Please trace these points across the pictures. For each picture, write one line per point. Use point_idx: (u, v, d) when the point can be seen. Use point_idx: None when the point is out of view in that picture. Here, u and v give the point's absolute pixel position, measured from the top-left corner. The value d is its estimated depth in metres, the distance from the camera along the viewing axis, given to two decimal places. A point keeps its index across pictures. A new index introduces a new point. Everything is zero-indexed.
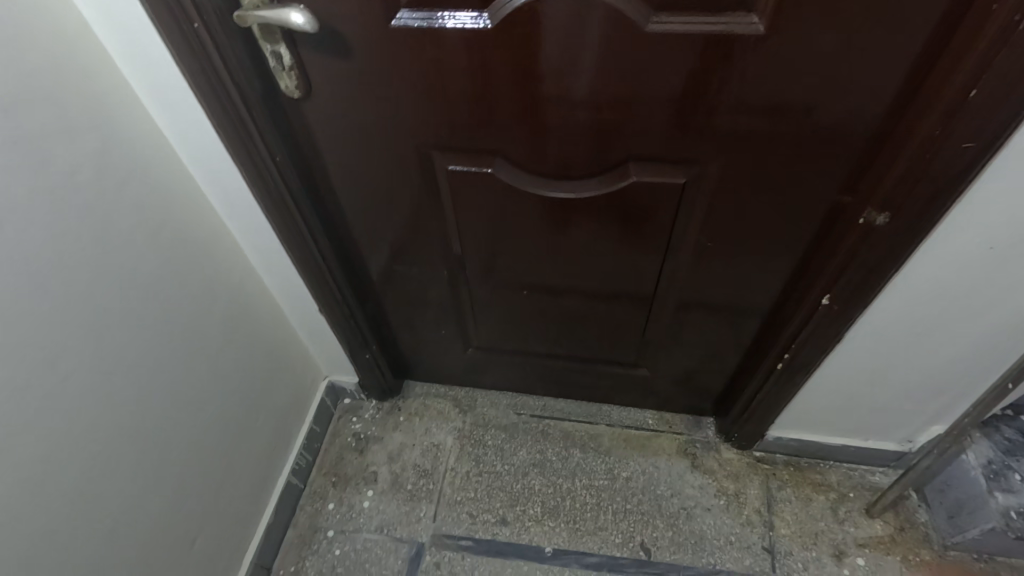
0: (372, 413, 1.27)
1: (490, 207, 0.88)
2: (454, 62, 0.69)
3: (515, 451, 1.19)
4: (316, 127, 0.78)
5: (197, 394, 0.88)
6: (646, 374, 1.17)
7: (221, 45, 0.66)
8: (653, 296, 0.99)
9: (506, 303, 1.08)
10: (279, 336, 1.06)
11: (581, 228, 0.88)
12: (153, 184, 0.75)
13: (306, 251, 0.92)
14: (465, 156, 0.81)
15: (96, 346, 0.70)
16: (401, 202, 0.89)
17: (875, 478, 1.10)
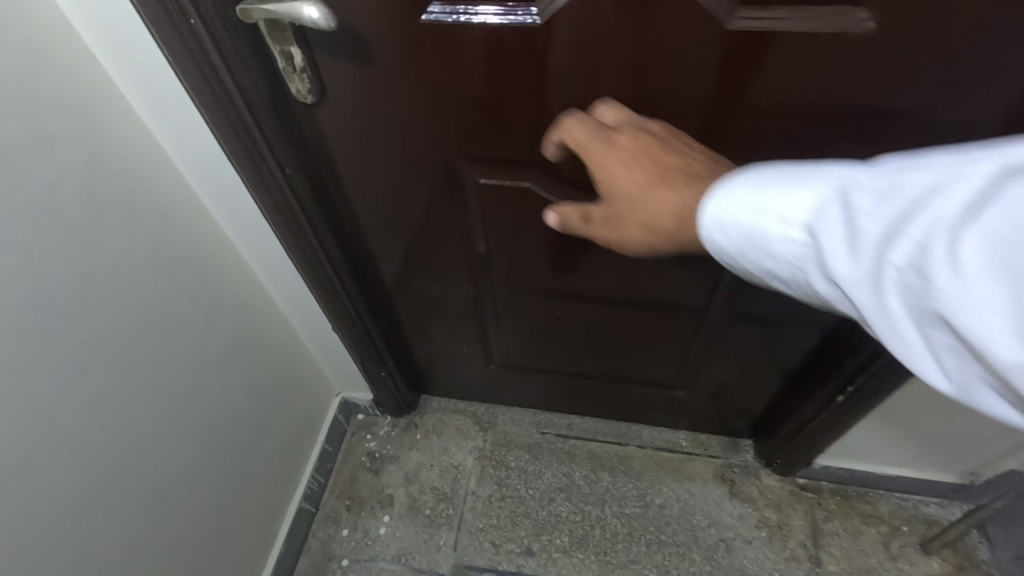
0: (387, 430, 1.20)
1: (523, 220, 0.80)
2: (492, 64, 0.60)
3: (540, 474, 1.12)
4: (331, 136, 0.70)
5: (201, 425, 0.81)
6: (682, 394, 1.09)
7: (223, 45, 0.57)
8: (699, 316, 0.91)
9: (534, 319, 1.00)
10: (289, 355, 0.98)
11: (624, 244, 0.80)
12: (148, 200, 0.67)
13: (319, 268, 0.84)
14: (498, 168, 0.72)
15: (88, 386, 0.63)
16: (425, 213, 0.80)
17: (930, 510, 1.02)
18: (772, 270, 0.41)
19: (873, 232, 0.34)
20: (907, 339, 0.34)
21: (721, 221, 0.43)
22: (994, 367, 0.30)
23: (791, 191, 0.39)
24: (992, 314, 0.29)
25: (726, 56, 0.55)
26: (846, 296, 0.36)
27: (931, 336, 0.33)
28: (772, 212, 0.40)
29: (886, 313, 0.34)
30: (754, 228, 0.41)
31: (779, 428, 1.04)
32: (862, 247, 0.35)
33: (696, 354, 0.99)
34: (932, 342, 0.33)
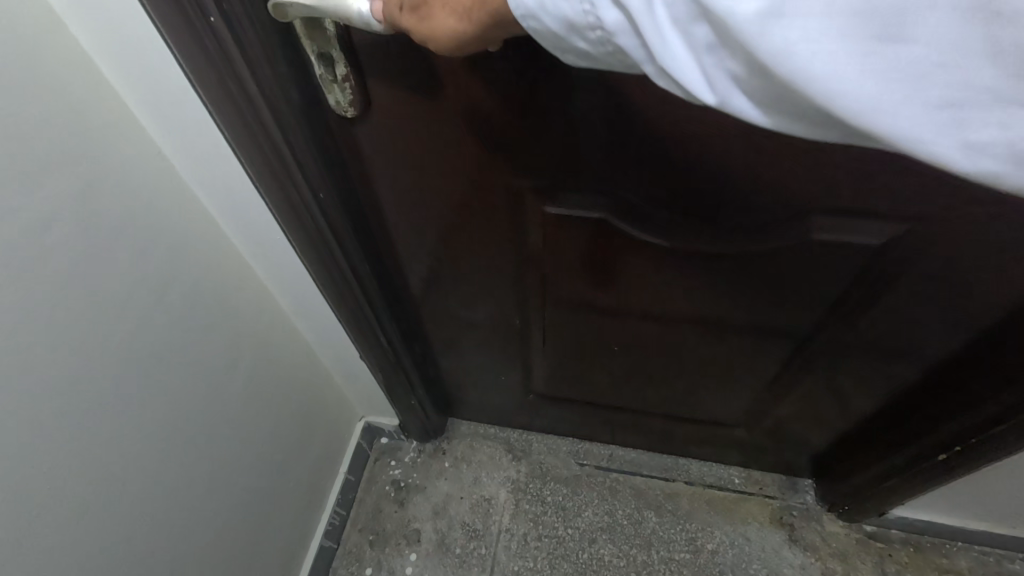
0: (413, 457, 1.11)
1: (587, 252, 0.70)
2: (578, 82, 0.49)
3: (579, 511, 1.03)
4: (370, 153, 0.60)
5: (219, 475, 0.72)
6: (741, 431, 0.99)
7: (251, 52, 0.46)
8: (773, 356, 0.81)
9: (582, 348, 0.90)
10: (313, 385, 0.88)
11: (702, 279, 0.69)
12: (159, 230, 0.56)
13: (351, 299, 0.74)
14: (565, 196, 0.62)
15: (94, 453, 0.53)
16: (474, 240, 0.70)
17: (1016, 567, 0.92)
18: (560, 22, 0.34)
19: None
20: (667, 44, 0.30)
21: None
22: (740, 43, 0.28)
23: None
24: None
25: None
26: (621, 21, 0.32)
27: (686, 34, 0.30)
28: None
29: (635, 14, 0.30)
30: None
31: (848, 477, 0.94)
32: None
33: (762, 393, 0.89)
34: (693, 41, 0.30)
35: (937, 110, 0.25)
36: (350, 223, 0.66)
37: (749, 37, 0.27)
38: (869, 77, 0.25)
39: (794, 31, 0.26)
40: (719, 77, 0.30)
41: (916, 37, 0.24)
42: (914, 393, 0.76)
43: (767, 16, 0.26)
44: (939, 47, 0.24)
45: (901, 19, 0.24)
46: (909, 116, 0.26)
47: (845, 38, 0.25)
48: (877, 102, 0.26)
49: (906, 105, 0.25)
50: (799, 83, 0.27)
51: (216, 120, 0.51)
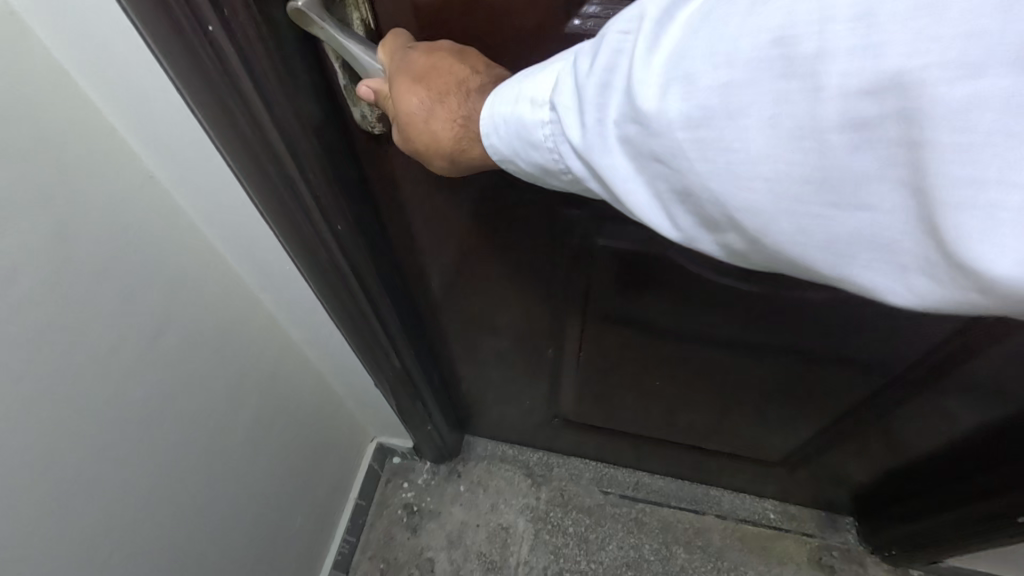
0: (426, 479, 1.05)
1: (636, 285, 0.62)
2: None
3: (603, 544, 0.98)
4: (393, 175, 0.52)
5: (224, 524, 0.65)
6: (781, 468, 0.92)
7: (262, 71, 0.37)
8: (831, 399, 0.73)
9: (616, 377, 0.83)
10: (324, 414, 0.81)
11: (764, 319, 0.62)
12: (153, 268, 0.49)
13: (369, 336, 0.66)
14: (622, 228, 0.54)
15: (78, 528, 0.47)
16: (512, 266, 0.63)
17: None
18: (532, 165, 0.35)
19: (591, 88, 0.28)
20: (632, 190, 0.30)
21: (488, 120, 0.35)
22: (702, 198, 0.27)
23: (536, 74, 0.33)
24: (700, 136, 0.25)
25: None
26: (588, 169, 0.31)
27: (648, 184, 0.29)
28: (524, 97, 0.33)
29: (598, 159, 0.30)
30: (517, 125, 0.33)
31: (898, 521, 0.87)
32: (586, 107, 0.29)
33: (813, 435, 0.82)
34: (658, 194, 0.29)
35: (911, 271, 0.23)
36: (373, 258, 0.58)
37: (707, 186, 0.26)
38: (828, 234, 0.24)
39: (747, 192, 0.25)
40: (693, 227, 0.29)
41: (870, 204, 0.23)
42: (990, 452, 0.68)
43: (715, 175, 0.26)
44: (892, 217, 0.22)
45: (852, 187, 0.23)
46: (878, 271, 0.24)
47: (799, 200, 0.24)
48: (844, 256, 0.25)
49: (872, 260, 0.24)
50: (755, 232, 0.27)
51: (220, 149, 0.42)
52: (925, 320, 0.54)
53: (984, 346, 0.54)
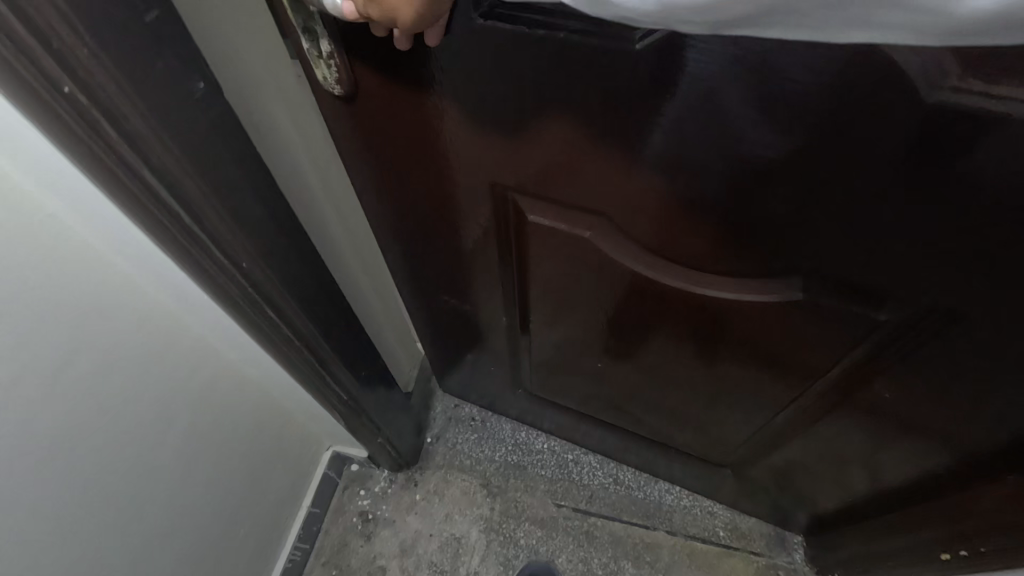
0: (384, 487, 1.06)
1: (573, 275, 0.63)
2: (564, 96, 0.42)
3: (552, 557, 0.99)
4: (339, 119, 0.55)
5: (159, 545, 0.66)
6: (730, 478, 0.93)
7: (133, 129, 0.39)
8: (763, 425, 0.74)
9: (569, 369, 0.86)
10: (272, 431, 0.82)
11: (694, 329, 0.62)
12: (62, 313, 0.48)
13: (299, 363, 0.67)
14: (551, 207, 0.54)
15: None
16: (456, 234, 0.65)
17: None
18: None
19: None
20: None
21: None
22: None
23: None
24: None
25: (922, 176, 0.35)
26: None
27: None
28: None
29: None
30: None
31: (841, 546, 0.88)
32: None
33: (755, 451, 0.83)
34: None
35: None
36: (289, 279, 0.59)
37: None
38: None
39: None
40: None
41: None
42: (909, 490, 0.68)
43: None
44: None
45: None
46: None
47: None
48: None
49: None
50: None
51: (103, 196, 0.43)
52: (836, 347, 0.54)
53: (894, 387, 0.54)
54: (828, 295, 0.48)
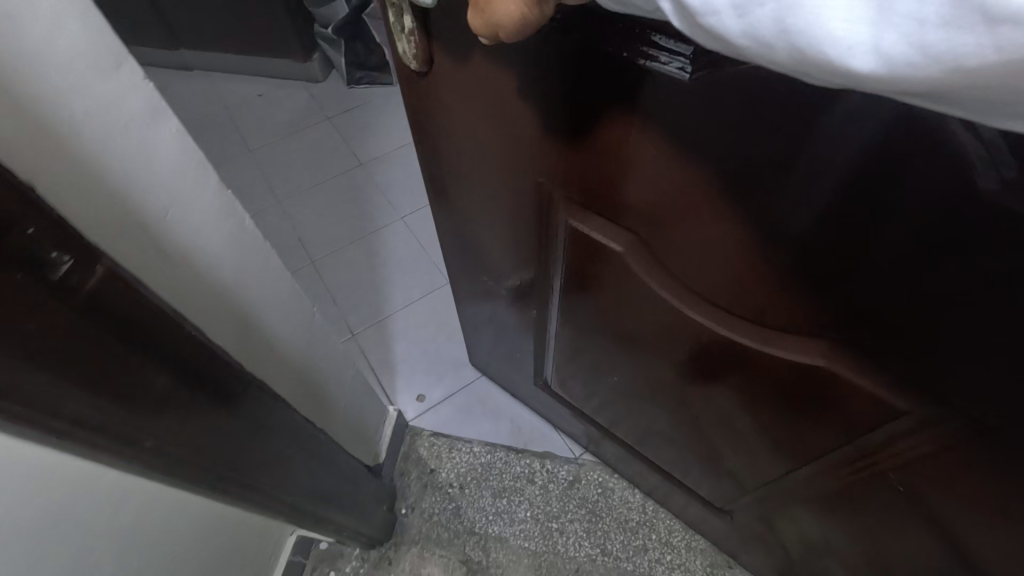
0: (355, 567, 0.98)
1: (605, 282, 0.66)
2: (616, 104, 0.45)
3: None
4: (431, 94, 0.61)
5: None
6: (726, 522, 0.92)
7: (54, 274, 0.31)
8: (771, 479, 0.74)
9: (591, 372, 0.87)
10: (225, 539, 0.72)
11: (709, 365, 0.63)
12: None
13: (275, 465, 0.60)
14: (594, 217, 0.58)
15: None
16: (503, 213, 0.69)
17: None
18: None
19: None
20: None
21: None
22: None
23: None
24: None
25: (932, 257, 0.36)
26: None
27: None
28: None
29: None
30: None
31: None
32: None
33: (759, 505, 0.81)
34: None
35: (914, 21, 0.20)
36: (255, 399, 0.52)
37: None
38: None
39: None
40: (722, 12, 0.24)
41: None
42: None
43: None
44: None
45: None
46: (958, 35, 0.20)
47: None
48: (874, 9, 0.21)
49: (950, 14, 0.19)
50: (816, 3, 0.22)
51: None
52: (848, 419, 0.54)
53: (915, 480, 0.53)
54: (844, 365, 0.49)
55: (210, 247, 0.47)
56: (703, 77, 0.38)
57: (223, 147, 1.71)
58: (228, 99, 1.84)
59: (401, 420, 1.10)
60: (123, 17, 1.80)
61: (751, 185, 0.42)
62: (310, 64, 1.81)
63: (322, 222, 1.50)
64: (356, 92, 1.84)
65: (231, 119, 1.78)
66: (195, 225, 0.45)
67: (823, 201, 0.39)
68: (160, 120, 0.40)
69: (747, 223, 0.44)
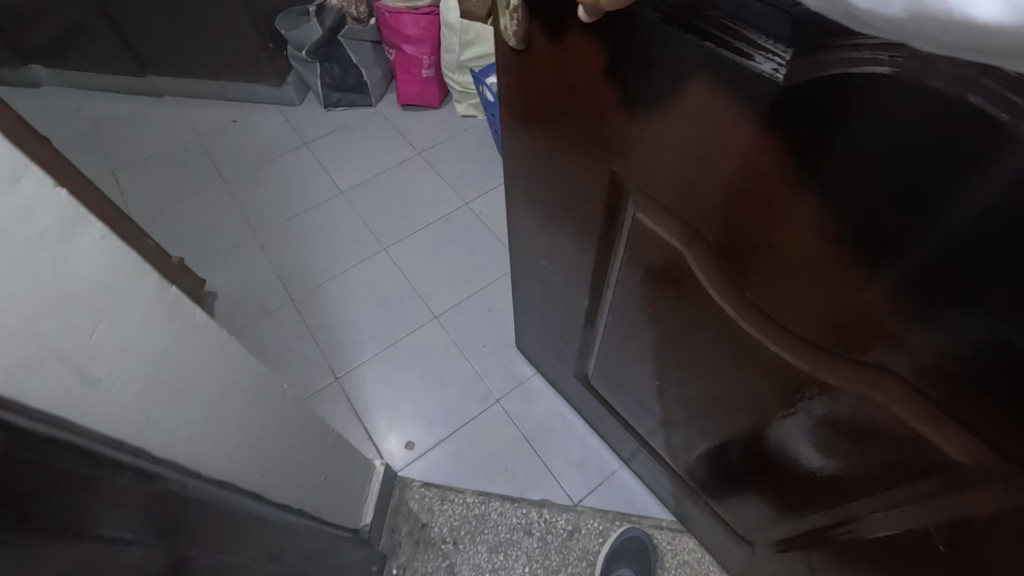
0: None
1: (664, 284, 0.63)
2: (705, 100, 0.42)
3: None
4: (521, 73, 0.60)
5: None
6: (747, 550, 0.89)
7: None
8: (799, 514, 0.71)
9: (629, 370, 0.85)
10: None
11: (756, 386, 0.61)
12: None
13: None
14: (662, 213, 0.56)
15: None
16: (570, 198, 0.67)
17: None
18: None
19: None
20: None
21: None
22: None
23: None
24: None
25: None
26: None
27: None
28: None
29: None
30: None
31: None
32: None
33: (782, 540, 0.78)
34: None
35: None
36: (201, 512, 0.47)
37: None
38: None
39: None
40: None
41: None
42: None
43: None
44: None
45: None
46: None
47: None
48: None
49: None
50: None
51: None
52: (902, 465, 0.50)
53: (966, 538, 0.49)
54: (904, 402, 0.46)
55: (150, 350, 0.42)
56: (817, 77, 0.35)
57: (195, 176, 1.64)
58: (201, 124, 1.76)
59: (389, 469, 1.05)
60: (86, 42, 1.71)
61: (843, 197, 0.38)
62: (284, 87, 1.74)
63: (300, 254, 1.44)
64: (333, 114, 1.78)
65: (202, 147, 1.71)
66: (130, 335, 0.40)
67: (930, 229, 0.35)
68: (78, 227, 0.34)
69: (831, 238, 0.41)
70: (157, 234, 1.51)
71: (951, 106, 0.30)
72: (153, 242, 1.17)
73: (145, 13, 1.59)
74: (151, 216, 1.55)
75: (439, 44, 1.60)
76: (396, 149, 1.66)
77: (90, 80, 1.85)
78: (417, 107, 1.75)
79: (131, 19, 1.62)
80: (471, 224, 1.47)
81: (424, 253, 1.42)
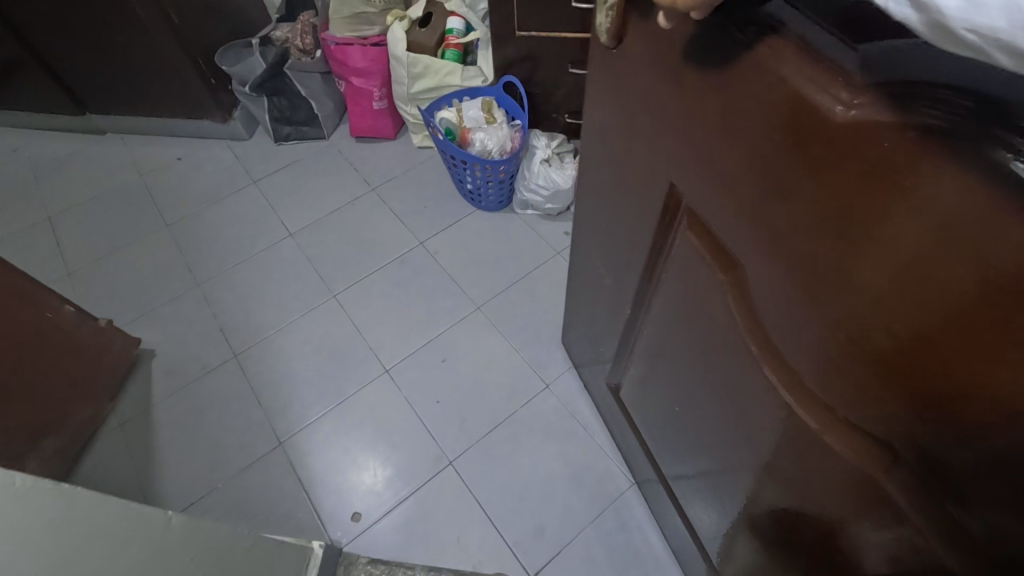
0: None
1: (696, 309, 0.61)
2: (766, 124, 0.40)
3: None
4: (613, 72, 0.59)
5: None
6: None
7: None
8: None
9: (653, 392, 0.82)
10: None
11: (761, 444, 0.56)
12: None
13: None
14: (711, 235, 0.53)
15: None
16: (628, 202, 0.67)
17: None
18: None
19: None
20: None
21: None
22: None
23: None
24: None
25: None
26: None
27: None
28: None
29: None
30: None
31: None
32: None
33: None
34: None
35: None
36: None
37: None
38: None
39: None
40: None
41: None
42: None
43: None
44: None
45: None
46: None
47: None
48: None
49: None
50: None
51: None
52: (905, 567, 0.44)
53: None
54: (903, 489, 0.41)
55: None
56: (891, 118, 0.32)
57: (138, 220, 1.55)
58: (144, 163, 1.68)
59: (331, 547, 0.97)
60: (17, 85, 1.63)
61: (888, 258, 0.35)
62: (231, 122, 1.66)
63: (247, 305, 1.37)
64: (284, 148, 1.70)
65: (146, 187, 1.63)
66: None
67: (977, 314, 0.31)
68: None
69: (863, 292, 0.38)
70: (89, 290, 1.42)
71: (1011, 170, 0.27)
72: (72, 307, 1.10)
73: (75, 53, 1.51)
74: (88, 266, 1.47)
75: (389, 76, 1.53)
76: (348, 184, 1.59)
77: (30, 121, 1.77)
78: (372, 139, 1.68)
79: (63, 58, 1.53)
80: (425, 266, 1.41)
81: (377, 300, 1.35)
